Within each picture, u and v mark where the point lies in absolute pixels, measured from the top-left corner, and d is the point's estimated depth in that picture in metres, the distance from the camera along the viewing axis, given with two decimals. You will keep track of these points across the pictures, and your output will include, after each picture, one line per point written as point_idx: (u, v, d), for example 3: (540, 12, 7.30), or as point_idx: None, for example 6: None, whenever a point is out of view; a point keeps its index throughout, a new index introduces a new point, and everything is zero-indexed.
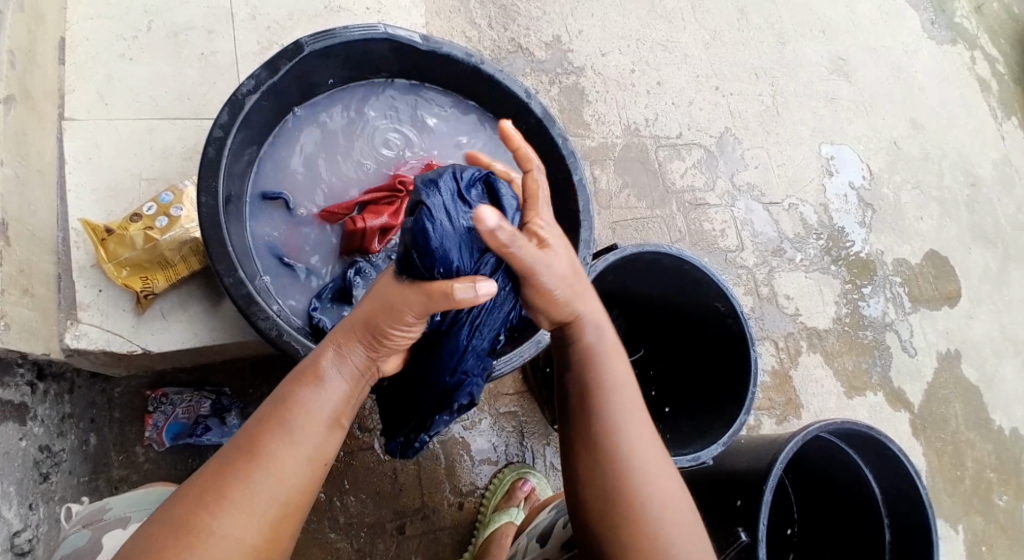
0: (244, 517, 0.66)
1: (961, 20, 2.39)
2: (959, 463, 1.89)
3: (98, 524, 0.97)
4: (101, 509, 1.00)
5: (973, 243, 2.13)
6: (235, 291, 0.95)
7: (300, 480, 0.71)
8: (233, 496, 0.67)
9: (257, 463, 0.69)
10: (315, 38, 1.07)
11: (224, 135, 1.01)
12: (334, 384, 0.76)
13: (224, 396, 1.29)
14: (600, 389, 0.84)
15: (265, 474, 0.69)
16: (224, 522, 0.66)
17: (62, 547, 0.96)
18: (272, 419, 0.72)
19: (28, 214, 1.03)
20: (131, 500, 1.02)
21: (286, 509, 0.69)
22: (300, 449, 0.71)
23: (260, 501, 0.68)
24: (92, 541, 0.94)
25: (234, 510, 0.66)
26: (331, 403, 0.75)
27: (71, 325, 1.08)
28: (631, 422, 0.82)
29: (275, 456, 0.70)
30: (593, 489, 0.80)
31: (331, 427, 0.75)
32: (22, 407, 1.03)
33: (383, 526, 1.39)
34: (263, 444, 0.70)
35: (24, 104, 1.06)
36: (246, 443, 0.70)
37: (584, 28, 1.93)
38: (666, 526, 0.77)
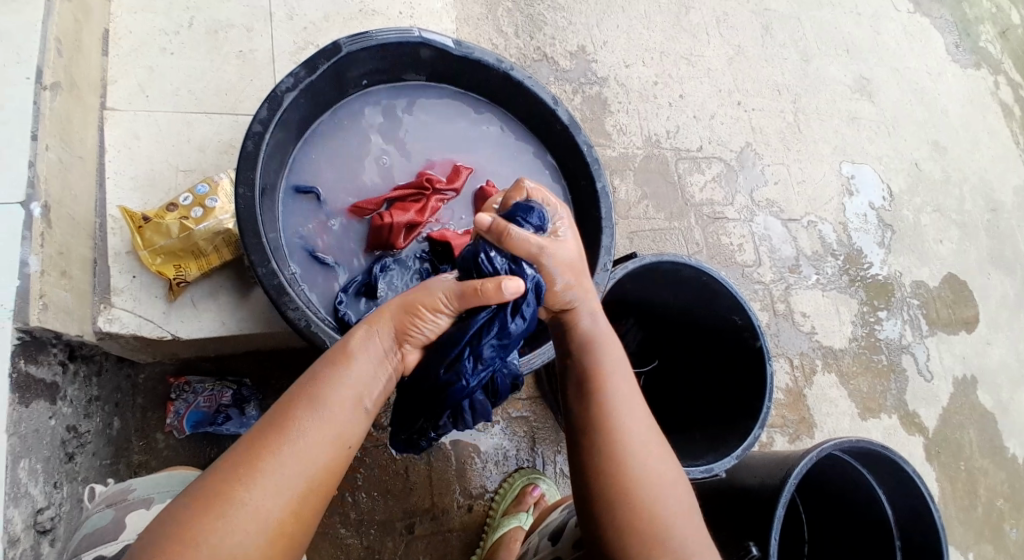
0: (272, 488, 0.68)
1: (985, 44, 2.40)
2: (972, 490, 1.87)
3: (122, 504, 0.99)
4: (125, 489, 1.02)
5: (992, 269, 2.13)
6: (266, 280, 0.97)
7: (326, 458, 0.72)
8: (259, 469, 0.68)
9: (283, 439, 0.70)
10: (352, 40, 1.10)
11: (262, 130, 1.03)
12: (360, 364, 0.78)
13: (245, 387, 1.31)
14: (604, 384, 0.87)
15: (291, 449, 0.70)
16: (250, 494, 0.67)
17: (84, 525, 0.98)
18: (299, 398, 0.74)
19: (68, 199, 1.06)
20: (154, 482, 1.04)
21: (312, 485, 0.71)
22: (326, 430, 0.73)
23: (286, 475, 0.69)
24: (115, 521, 0.96)
25: (260, 483, 0.68)
26: (358, 383, 0.77)
27: (104, 309, 1.11)
28: (639, 432, 0.85)
29: (301, 433, 0.71)
30: (600, 484, 0.82)
31: (356, 409, 0.76)
32: (53, 386, 1.04)
33: (393, 525, 1.40)
34: (289, 421, 0.72)
35: (69, 92, 1.10)
36: (276, 419, 0.72)
37: (609, 40, 1.95)
38: (671, 516, 0.81)
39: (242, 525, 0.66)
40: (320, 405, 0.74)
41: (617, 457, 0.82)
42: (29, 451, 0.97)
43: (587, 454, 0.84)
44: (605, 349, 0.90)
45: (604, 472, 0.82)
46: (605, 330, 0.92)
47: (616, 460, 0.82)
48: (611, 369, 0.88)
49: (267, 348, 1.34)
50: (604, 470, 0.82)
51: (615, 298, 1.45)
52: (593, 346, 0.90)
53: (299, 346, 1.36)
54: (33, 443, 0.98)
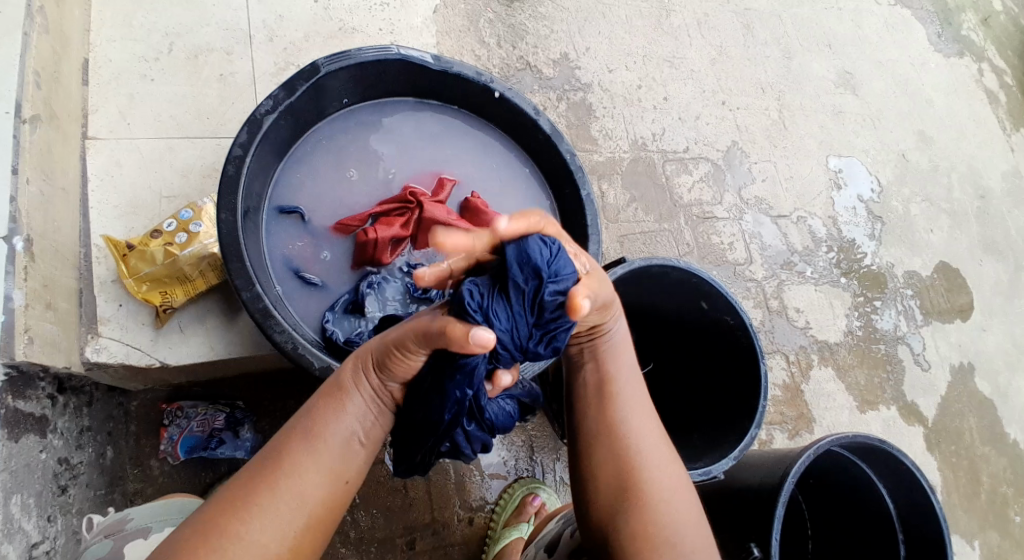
0: (270, 518, 0.68)
1: (967, 33, 2.41)
2: (974, 478, 1.87)
3: (119, 534, 0.98)
4: (122, 519, 1.01)
5: (984, 255, 2.13)
6: (251, 305, 0.96)
7: (324, 495, 0.72)
8: (259, 504, 0.68)
9: (283, 474, 0.70)
10: (330, 60, 1.10)
11: (243, 154, 1.03)
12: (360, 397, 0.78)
13: (238, 410, 1.31)
14: (612, 389, 0.88)
15: (287, 482, 0.70)
16: (248, 529, 0.67)
17: (83, 556, 0.98)
18: (301, 431, 0.74)
19: (52, 230, 1.06)
20: (151, 511, 1.04)
21: (307, 524, 0.70)
22: (323, 461, 0.72)
23: (285, 510, 0.69)
24: (114, 550, 0.96)
25: (258, 517, 0.67)
26: (358, 415, 0.77)
27: (91, 340, 1.10)
28: (649, 439, 0.86)
29: (302, 468, 0.71)
30: (606, 487, 0.84)
31: (354, 444, 0.76)
32: (43, 419, 1.04)
33: (394, 542, 1.39)
34: (290, 454, 0.72)
35: (48, 124, 1.10)
36: (275, 449, 0.73)
37: (591, 45, 1.96)
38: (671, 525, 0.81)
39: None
40: (320, 438, 0.74)
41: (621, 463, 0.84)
42: (21, 485, 0.96)
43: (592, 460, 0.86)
44: (619, 357, 0.91)
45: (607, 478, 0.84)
46: (623, 338, 0.92)
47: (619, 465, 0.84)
48: (621, 376, 0.90)
49: (260, 370, 1.33)
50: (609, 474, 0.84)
51: None
52: (606, 355, 0.90)
53: (291, 365, 1.36)
54: (25, 477, 0.98)
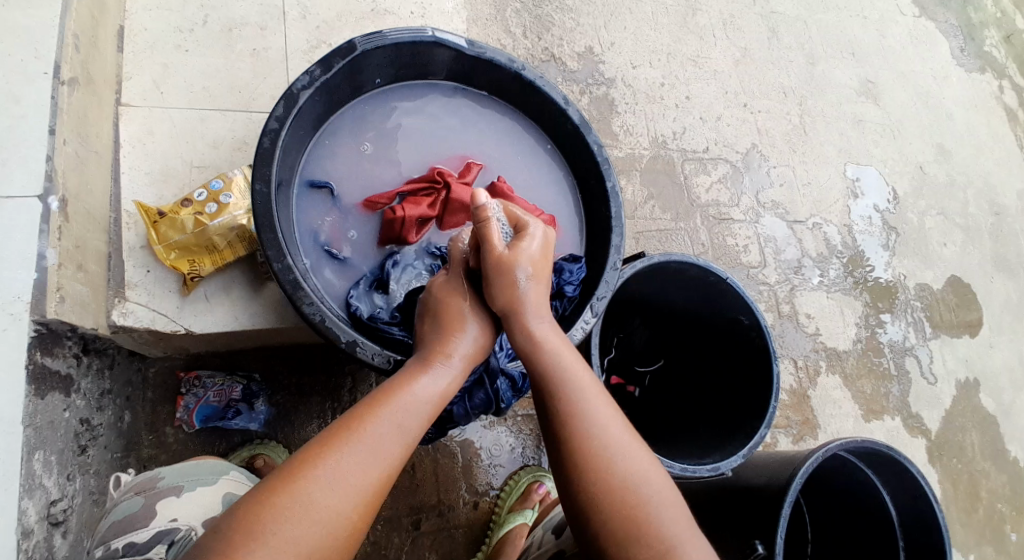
0: (336, 491, 0.76)
1: (990, 48, 2.41)
2: (974, 494, 1.88)
3: (151, 492, 1.00)
4: (153, 477, 1.03)
5: (995, 272, 2.13)
6: (282, 276, 0.98)
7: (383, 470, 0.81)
8: (332, 471, 0.77)
9: (359, 446, 0.80)
10: (366, 39, 1.11)
11: (278, 127, 1.04)
12: (433, 380, 0.90)
13: (254, 382, 1.33)
14: (577, 402, 0.89)
15: (351, 460, 0.79)
16: (322, 495, 0.76)
17: (113, 513, 1.00)
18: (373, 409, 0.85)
19: (85, 193, 1.08)
20: (182, 470, 1.06)
21: (371, 495, 0.79)
22: (384, 444, 0.82)
23: (351, 482, 0.78)
24: (146, 507, 0.98)
25: (328, 488, 0.76)
26: (427, 396, 0.88)
27: (119, 303, 1.12)
28: (624, 451, 0.87)
29: (372, 441, 0.81)
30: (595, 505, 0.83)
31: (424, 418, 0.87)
32: (68, 378, 1.05)
33: (399, 521, 1.40)
34: (352, 434, 0.81)
35: (85, 87, 1.11)
36: (343, 429, 0.82)
37: (616, 41, 1.96)
38: (668, 521, 0.83)
39: (314, 525, 0.74)
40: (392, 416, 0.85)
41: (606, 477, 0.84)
42: (44, 442, 0.98)
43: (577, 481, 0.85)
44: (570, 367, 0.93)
45: (596, 495, 0.83)
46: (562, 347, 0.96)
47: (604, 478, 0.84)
48: (581, 383, 0.92)
49: (279, 344, 1.35)
50: (595, 491, 0.84)
51: (622, 298, 1.46)
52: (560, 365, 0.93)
53: (307, 342, 1.37)
54: (48, 434, 0.99)
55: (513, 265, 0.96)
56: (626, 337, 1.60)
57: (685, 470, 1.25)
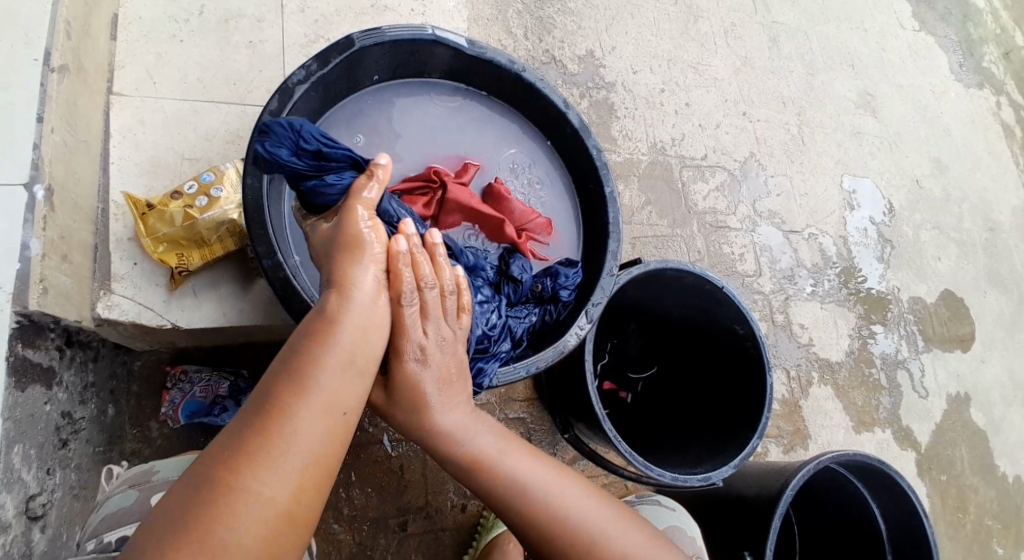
0: (275, 471, 0.69)
1: (988, 65, 2.42)
2: (962, 508, 1.88)
3: (145, 486, 0.99)
4: (148, 472, 1.02)
5: (988, 287, 2.14)
6: (272, 273, 0.96)
7: (323, 436, 0.73)
8: (267, 455, 0.69)
9: (276, 446, 0.70)
10: (365, 35, 1.10)
11: (272, 121, 1.02)
12: (349, 344, 0.78)
13: (242, 379, 1.30)
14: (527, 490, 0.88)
15: (287, 430, 0.71)
16: (263, 477, 0.69)
17: (105, 505, 0.99)
18: (283, 395, 0.73)
19: (72, 182, 1.05)
20: (177, 465, 1.04)
21: (313, 466, 0.72)
22: (321, 403, 0.74)
23: (289, 456, 0.71)
24: (139, 503, 0.97)
25: (266, 468, 0.69)
26: (355, 341, 0.78)
27: (104, 296, 1.10)
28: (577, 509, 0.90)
29: (301, 410, 0.72)
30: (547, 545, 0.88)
31: (351, 376, 0.77)
32: (49, 370, 1.03)
33: (385, 522, 1.38)
34: (284, 402, 0.72)
35: (76, 75, 1.09)
36: (272, 396, 0.73)
37: (617, 45, 1.95)
38: (616, 538, 0.90)
39: (258, 506, 0.68)
40: (309, 396, 0.73)
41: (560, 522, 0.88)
42: (24, 436, 0.95)
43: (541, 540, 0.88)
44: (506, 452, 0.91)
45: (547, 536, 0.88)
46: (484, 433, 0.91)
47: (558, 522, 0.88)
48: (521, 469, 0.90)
49: (267, 341, 1.33)
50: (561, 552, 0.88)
51: (616, 303, 1.45)
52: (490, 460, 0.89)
53: None
54: (28, 428, 0.96)
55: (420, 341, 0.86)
56: (620, 342, 1.60)
57: (676, 479, 1.23)
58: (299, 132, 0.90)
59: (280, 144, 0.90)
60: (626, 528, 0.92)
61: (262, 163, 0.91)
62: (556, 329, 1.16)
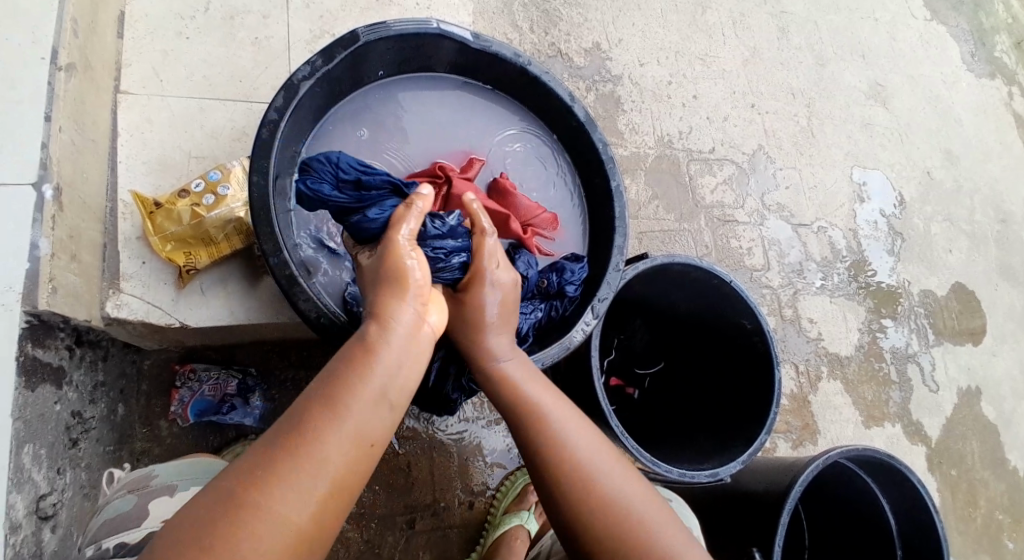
0: (297, 491, 0.71)
1: (1000, 54, 2.38)
2: (972, 502, 1.87)
3: (145, 491, 1.00)
4: (147, 476, 1.03)
5: (1000, 279, 2.11)
6: (279, 271, 0.97)
7: (347, 463, 0.74)
8: (291, 474, 0.71)
9: (300, 465, 0.71)
10: (370, 30, 1.09)
11: (278, 118, 1.02)
12: (383, 378, 0.80)
13: (250, 377, 1.31)
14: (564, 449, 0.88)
15: (313, 454, 0.72)
16: (284, 495, 0.70)
17: (104, 511, 0.98)
18: (311, 417, 0.75)
19: (80, 182, 1.06)
20: (175, 470, 1.06)
21: (332, 495, 0.73)
22: (349, 431, 0.75)
23: (313, 477, 0.72)
24: (139, 506, 0.97)
25: (288, 487, 0.70)
26: (389, 373, 0.80)
27: (113, 295, 1.10)
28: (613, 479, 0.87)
29: (331, 436, 0.74)
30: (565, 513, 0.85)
31: (379, 407, 0.79)
32: (59, 370, 1.03)
33: (393, 519, 1.39)
34: (315, 425, 0.74)
35: (83, 74, 1.09)
36: (304, 416, 0.75)
37: (624, 37, 1.93)
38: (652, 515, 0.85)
39: (275, 524, 0.69)
40: (340, 421, 0.75)
41: (579, 490, 0.85)
42: (34, 435, 0.96)
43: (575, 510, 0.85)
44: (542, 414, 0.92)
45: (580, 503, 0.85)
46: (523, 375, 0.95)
47: (576, 488, 0.85)
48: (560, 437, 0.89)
49: (275, 338, 1.33)
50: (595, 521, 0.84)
51: (623, 298, 1.44)
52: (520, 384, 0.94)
53: (305, 337, 1.36)
54: (38, 428, 0.97)
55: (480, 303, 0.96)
56: (627, 337, 1.59)
57: (684, 475, 1.23)
58: (337, 166, 1.01)
59: (321, 178, 1.01)
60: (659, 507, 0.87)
61: (306, 201, 1.01)
62: (564, 326, 1.15)
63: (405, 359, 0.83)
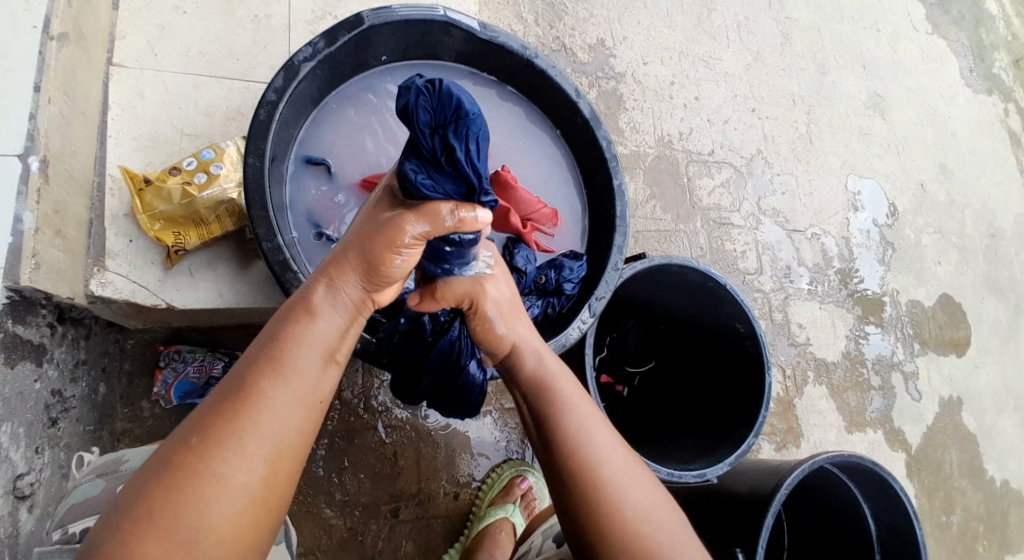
0: (242, 455, 0.67)
1: (998, 71, 2.39)
2: (949, 512, 1.88)
3: (113, 476, 0.94)
4: (117, 460, 0.98)
5: (987, 294, 2.13)
6: (271, 256, 0.94)
7: (294, 421, 0.72)
8: (234, 439, 0.67)
9: (240, 429, 0.68)
10: (374, 13, 1.07)
11: (276, 99, 1.00)
12: (324, 334, 0.77)
13: (236, 360, 1.29)
14: (575, 442, 0.84)
15: (256, 416, 0.69)
16: (228, 461, 0.67)
17: (73, 495, 0.95)
18: (256, 379, 0.71)
19: (68, 155, 1.03)
20: (147, 454, 0.99)
21: (283, 452, 0.70)
22: (292, 390, 0.72)
23: (256, 439, 0.68)
24: (105, 493, 0.92)
25: (232, 451, 0.67)
26: (326, 333, 0.77)
27: (97, 273, 1.07)
28: (623, 483, 0.82)
29: (270, 396, 0.71)
30: (563, 496, 0.83)
31: (325, 365, 0.76)
32: (40, 347, 1.01)
33: (377, 508, 1.37)
34: (256, 386, 0.71)
35: (76, 44, 1.06)
36: (242, 379, 0.71)
37: (629, 35, 1.92)
38: (649, 510, 0.81)
39: (224, 490, 0.66)
40: (283, 381, 0.72)
41: (587, 482, 0.81)
42: (12, 415, 0.94)
43: (584, 505, 0.80)
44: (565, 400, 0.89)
45: (578, 500, 0.81)
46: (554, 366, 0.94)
47: (583, 483, 0.81)
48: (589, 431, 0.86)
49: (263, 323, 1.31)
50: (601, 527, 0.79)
51: (618, 296, 1.43)
52: (556, 377, 0.92)
53: None
54: (16, 406, 0.95)
55: (497, 307, 0.94)
56: (620, 337, 1.57)
57: (672, 475, 1.23)
58: (460, 124, 0.73)
59: (434, 111, 0.73)
60: (656, 500, 0.83)
61: (406, 117, 0.74)
62: (560, 324, 1.14)
63: (346, 313, 0.80)
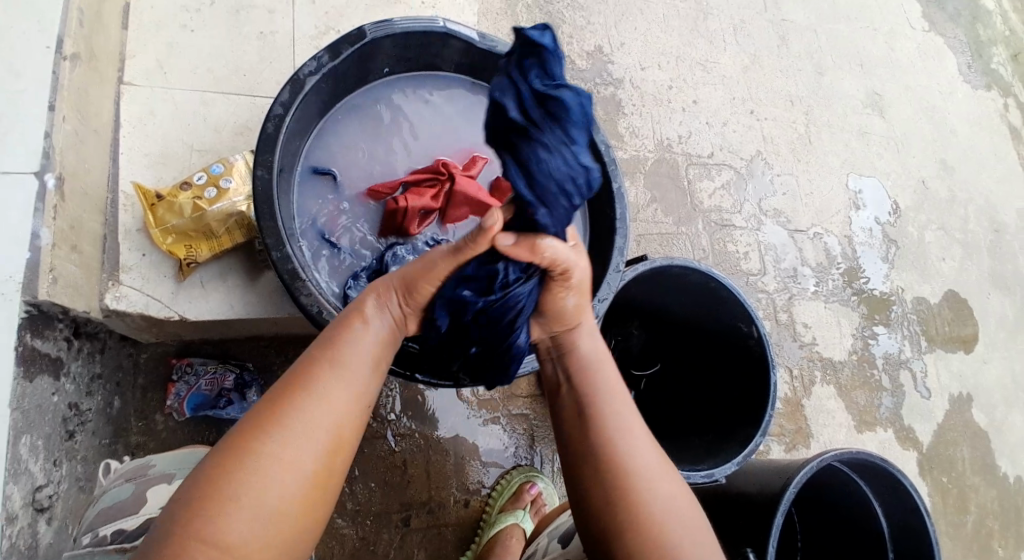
0: (299, 437, 0.67)
1: (996, 67, 2.41)
2: (962, 508, 1.88)
3: (143, 479, 0.99)
4: (145, 465, 1.02)
5: (992, 289, 2.13)
6: (281, 265, 0.96)
7: (346, 415, 0.71)
8: (292, 421, 0.67)
9: (299, 411, 0.68)
10: (376, 27, 1.10)
11: (283, 112, 1.03)
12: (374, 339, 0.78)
13: (247, 372, 1.31)
14: (615, 436, 0.79)
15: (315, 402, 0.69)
16: (286, 441, 0.66)
17: (102, 498, 0.98)
18: (313, 368, 0.71)
19: (82, 172, 1.05)
20: (175, 460, 1.04)
21: (332, 444, 0.69)
22: (347, 384, 0.72)
23: (313, 423, 0.68)
24: (136, 496, 0.96)
25: (289, 433, 0.66)
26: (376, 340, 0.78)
27: (112, 287, 1.09)
28: (660, 484, 0.77)
29: (329, 386, 0.71)
30: (592, 493, 0.77)
31: (374, 368, 0.76)
32: (57, 361, 1.03)
33: (389, 517, 1.39)
34: (315, 374, 0.71)
35: (87, 64, 1.09)
36: (302, 370, 0.71)
37: (626, 41, 1.94)
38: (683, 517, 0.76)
39: (279, 470, 0.65)
40: (339, 374, 0.72)
41: (625, 477, 0.76)
42: (32, 426, 0.95)
43: (619, 501, 0.75)
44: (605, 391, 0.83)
45: (613, 498, 0.75)
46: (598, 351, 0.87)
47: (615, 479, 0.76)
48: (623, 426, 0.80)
49: (273, 334, 1.33)
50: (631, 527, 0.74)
51: (623, 299, 1.44)
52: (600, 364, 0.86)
53: (303, 334, 1.35)
54: (36, 418, 0.97)
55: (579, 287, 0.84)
56: (624, 340, 1.59)
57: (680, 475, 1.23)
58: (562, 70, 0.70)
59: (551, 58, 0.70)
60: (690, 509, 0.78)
61: (529, 47, 0.68)
62: None
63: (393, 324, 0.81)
